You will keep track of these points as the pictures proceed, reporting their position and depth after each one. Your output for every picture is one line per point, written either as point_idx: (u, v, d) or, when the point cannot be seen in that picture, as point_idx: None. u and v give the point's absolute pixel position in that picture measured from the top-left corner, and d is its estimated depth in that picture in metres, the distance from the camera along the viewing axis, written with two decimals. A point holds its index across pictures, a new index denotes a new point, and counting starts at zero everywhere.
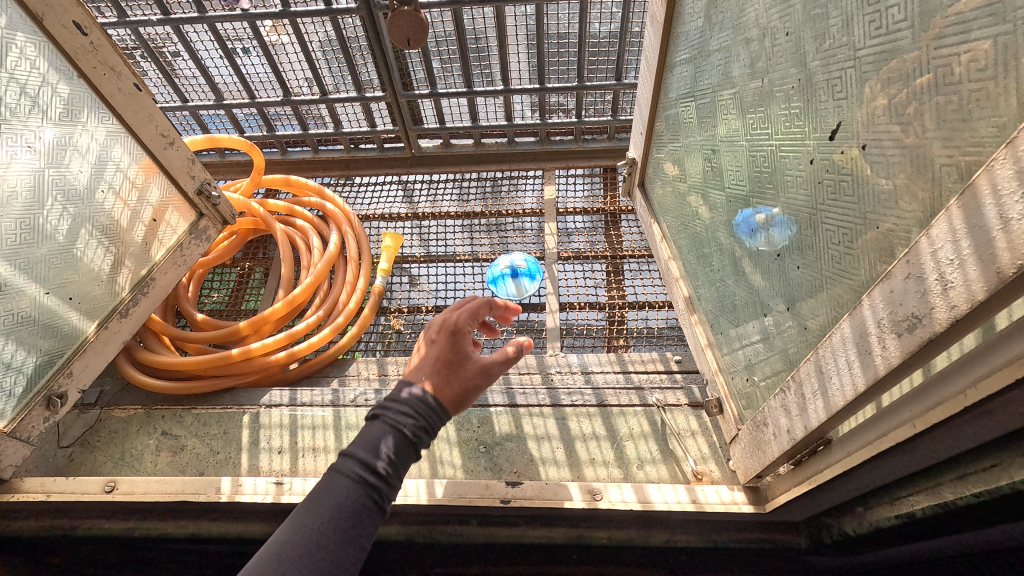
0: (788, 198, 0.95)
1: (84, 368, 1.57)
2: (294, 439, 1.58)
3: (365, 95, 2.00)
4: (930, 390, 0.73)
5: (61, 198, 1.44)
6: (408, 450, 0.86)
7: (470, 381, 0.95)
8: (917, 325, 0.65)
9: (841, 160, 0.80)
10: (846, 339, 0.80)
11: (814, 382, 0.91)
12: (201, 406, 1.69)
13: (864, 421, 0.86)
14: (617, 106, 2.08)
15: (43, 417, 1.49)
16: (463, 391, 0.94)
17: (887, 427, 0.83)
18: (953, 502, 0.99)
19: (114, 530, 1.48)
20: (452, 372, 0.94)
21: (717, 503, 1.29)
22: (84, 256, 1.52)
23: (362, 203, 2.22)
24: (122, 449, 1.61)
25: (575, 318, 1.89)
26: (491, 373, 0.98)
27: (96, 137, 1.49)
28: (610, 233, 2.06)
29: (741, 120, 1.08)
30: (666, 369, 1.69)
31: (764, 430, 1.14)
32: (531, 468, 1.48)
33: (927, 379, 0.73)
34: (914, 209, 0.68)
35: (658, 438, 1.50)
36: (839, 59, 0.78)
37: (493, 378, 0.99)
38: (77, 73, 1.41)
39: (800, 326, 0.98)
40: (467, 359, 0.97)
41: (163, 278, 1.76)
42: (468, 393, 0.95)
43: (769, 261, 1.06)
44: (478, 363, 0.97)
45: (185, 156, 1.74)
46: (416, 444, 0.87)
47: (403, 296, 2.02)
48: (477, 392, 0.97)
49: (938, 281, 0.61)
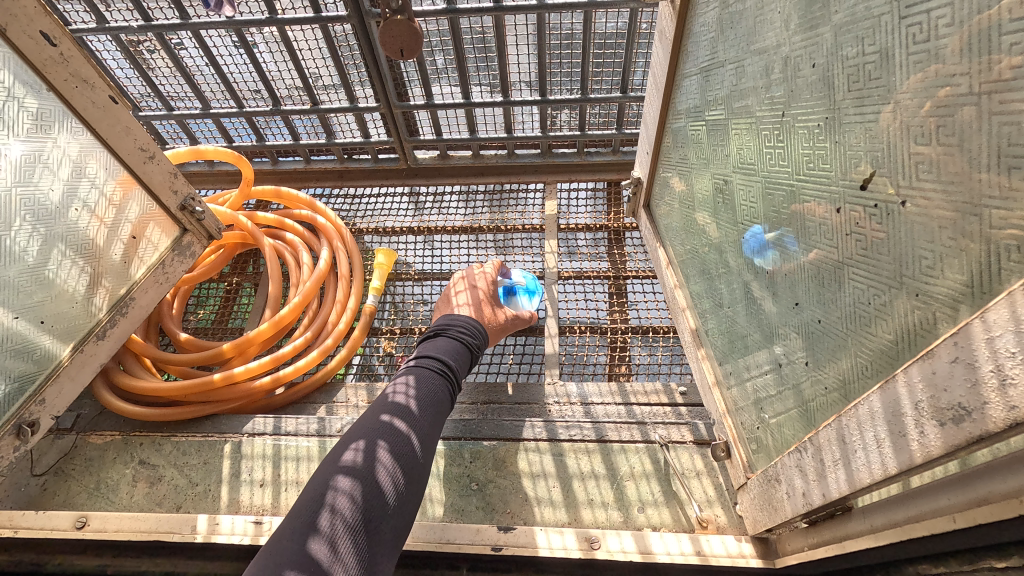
0: (809, 244, 0.86)
1: (58, 394, 1.50)
2: (277, 472, 1.51)
3: (358, 105, 1.91)
4: (972, 481, 0.64)
5: (31, 218, 1.36)
6: (441, 375, 1.17)
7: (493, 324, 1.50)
8: (965, 418, 0.56)
9: (873, 213, 0.71)
10: (875, 414, 0.71)
11: (834, 451, 0.82)
12: (181, 433, 1.61)
13: (892, 498, 0.77)
14: (623, 119, 1.98)
15: (13, 446, 1.42)
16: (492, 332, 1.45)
17: (920, 510, 0.74)
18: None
19: (85, 566, 1.41)
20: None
21: (722, 556, 1.21)
22: (57, 277, 1.44)
23: (356, 216, 2.13)
24: (98, 479, 1.54)
25: (575, 342, 1.80)
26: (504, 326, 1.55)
27: (69, 152, 1.41)
28: (614, 252, 1.97)
29: (757, 152, 0.99)
30: (670, 402, 1.60)
31: (776, 486, 1.05)
32: (526, 508, 1.39)
33: (971, 469, 0.63)
34: (963, 281, 0.59)
35: (661, 479, 1.41)
36: (874, 99, 0.69)
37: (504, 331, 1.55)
38: (47, 86, 1.33)
39: (819, 384, 0.89)
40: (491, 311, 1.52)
41: (144, 297, 1.69)
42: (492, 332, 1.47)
43: (784, 308, 0.97)
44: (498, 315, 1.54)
45: (167, 170, 1.65)
46: (445, 372, 1.19)
47: (396, 315, 1.94)
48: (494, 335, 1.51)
49: (994, 373, 0.52)
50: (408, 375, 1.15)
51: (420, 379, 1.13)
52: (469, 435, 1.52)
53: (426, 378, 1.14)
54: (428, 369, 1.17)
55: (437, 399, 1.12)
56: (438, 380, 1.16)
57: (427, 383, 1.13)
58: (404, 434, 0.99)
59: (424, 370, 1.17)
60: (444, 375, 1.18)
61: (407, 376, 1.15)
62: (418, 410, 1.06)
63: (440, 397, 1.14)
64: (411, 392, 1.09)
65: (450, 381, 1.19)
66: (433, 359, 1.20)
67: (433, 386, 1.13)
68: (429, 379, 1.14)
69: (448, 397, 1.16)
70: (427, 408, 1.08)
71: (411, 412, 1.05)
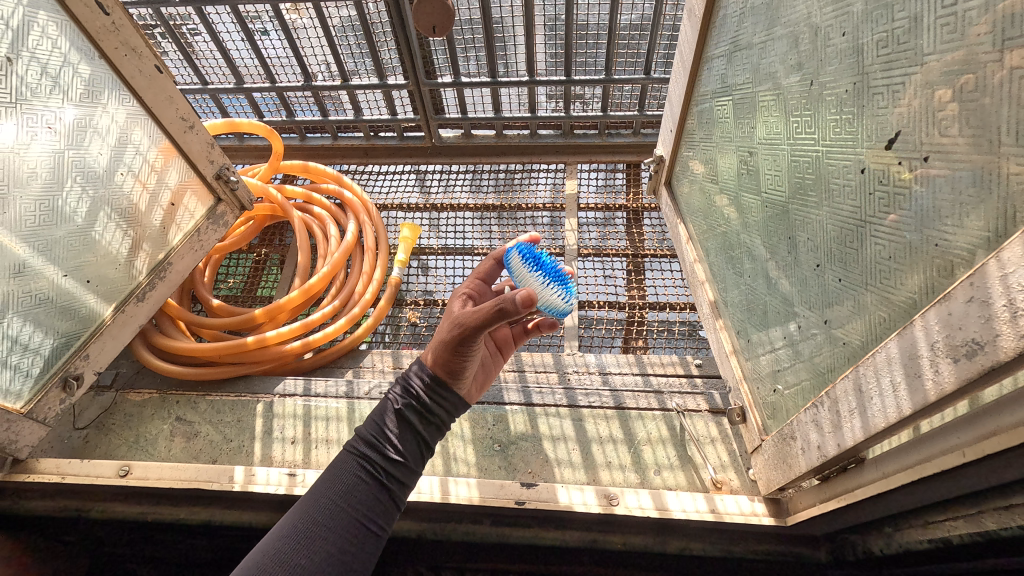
0: (833, 207, 0.91)
1: (101, 351, 1.57)
2: (307, 430, 1.57)
3: (387, 82, 1.96)
4: (989, 416, 0.69)
5: (80, 180, 1.43)
6: (416, 420, 1.00)
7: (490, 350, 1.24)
8: (977, 352, 0.61)
9: (897, 170, 0.76)
10: (892, 360, 0.76)
11: (851, 401, 0.87)
12: (215, 393, 1.68)
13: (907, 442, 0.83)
14: (645, 101, 2.02)
15: (59, 398, 1.49)
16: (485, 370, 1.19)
17: (932, 452, 0.79)
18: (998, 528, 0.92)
19: (127, 512, 1.50)
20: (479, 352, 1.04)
21: (736, 514, 1.27)
22: (102, 239, 1.51)
23: (380, 192, 2.19)
24: (136, 433, 1.61)
25: (594, 316, 1.86)
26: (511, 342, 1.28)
27: (117, 119, 1.47)
28: (632, 231, 2.02)
29: (783, 123, 1.04)
30: (686, 373, 1.66)
31: (791, 443, 1.10)
32: (546, 469, 1.46)
33: (994, 400, 0.68)
34: (982, 228, 0.65)
35: (677, 444, 1.47)
36: (902, 63, 0.74)
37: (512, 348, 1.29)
38: (99, 53, 1.39)
39: (837, 342, 0.94)
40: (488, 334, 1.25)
41: (180, 263, 1.75)
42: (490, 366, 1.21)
43: (805, 272, 1.02)
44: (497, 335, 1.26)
45: (205, 141, 1.70)
46: (423, 416, 1.02)
47: (420, 288, 1.99)
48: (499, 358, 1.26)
49: (1006, 307, 0.57)
50: (376, 420, 1.00)
51: (387, 430, 0.98)
52: (492, 400, 1.59)
53: (388, 432, 0.98)
54: (401, 414, 1.01)
55: (412, 454, 0.99)
56: (405, 431, 1.00)
57: (398, 437, 0.98)
58: (353, 518, 0.89)
59: (396, 417, 1.00)
60: (423, 420, 1.01)
61: (373, 425, 0.99)
62: (388, 476, 0.95)
63: (416, 450, 1.00)
64: (368, 454, 0.96)
65: (416, 427, 1.01)
66: (405, 403, 1.01)
67: (404, 440, 0.98)
68: (400, 427, 0.99)
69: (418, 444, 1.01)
70: (400, 469, 0.97)
71: (377, 480, 0.94)
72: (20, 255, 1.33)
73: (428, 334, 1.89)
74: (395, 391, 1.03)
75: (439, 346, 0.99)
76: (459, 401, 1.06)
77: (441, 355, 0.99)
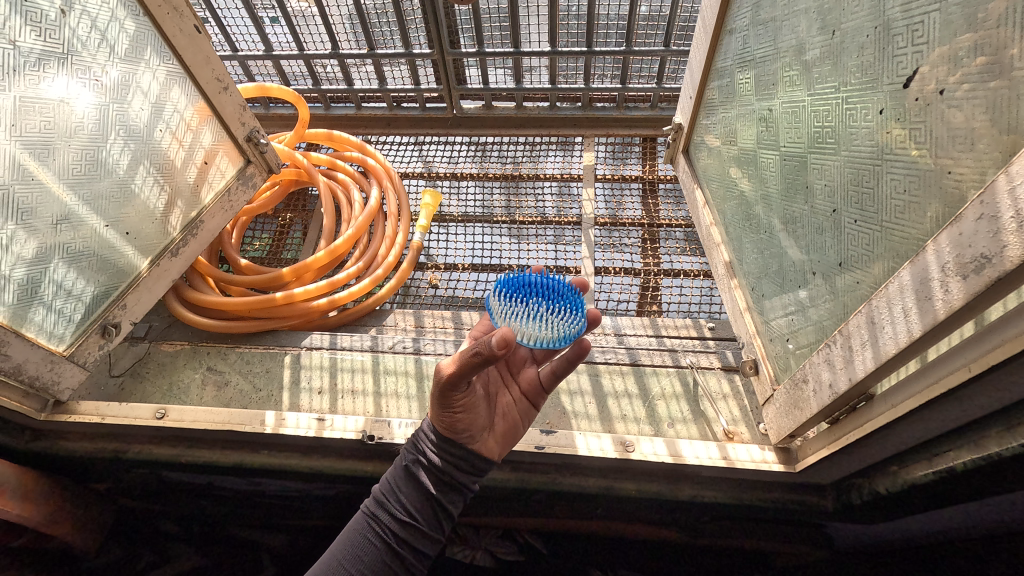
0: (850, 150, 0.96)
1: (137, 301, 1.62)
2: (334, 381, 1.64)
3: (413, 52, 2.02)
4: (1006, 325, 0.75)
5: (123, 134, 1.49)
6: (423, 479, 1.08)
7: (517, 395, 1.24)
8: (985, 265, 0.67)
9: (914, 107, 0.81)
10: (904, 287, 0.81)
11: (863, 334, 0.92)
12: (244, 345, 1.75)
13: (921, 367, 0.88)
14: (664, 73, 2.07)
15: (98, 344, 1.54)
16: (510, 416, 1.20)
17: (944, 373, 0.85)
18: (999, 455, 0.98)
19: (164, 455, 1.60)
20: (477, 405, 1.08)
21: (747, 460, 1.33)
22: (140, 193, 1.57)
23: (402, 161, 2.24)
24: (169, 381, 1.68)
25: (610, 282, 1.92)
26: (542, 386, 1.25)
27: (157, 76, 1.53)
28: (648, 201, 2.08)
29: (803, 76, 1.09)
30: (699, 335, 1.71)
31: (802, 387, 1.15)
32: (564, 419, 1.52)
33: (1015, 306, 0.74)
34: (992, 149, 0.70)
35: (690, 400, 1.52)
36: (921, 2, 0.79)
37: (545, 393, 1.27)
38: (143, 11, 1.45)
39: (851, 282, 0.99)
40: (514, 377, 1.25)
41: (211, 222, 1.79)
42: (516, 412, 1.21)
43: (821, 219, 1.07)
44: (523, 378, 1.26)
45: (237, 102, 1.76)
46: (432, 476, 1.09)
47: (440, 253, 2.05)
48: (531, 403, 1.25)
49: (1015, 218, 0.63)
50: (391, 480, 1.11)
51: (397, 490, 1.09)
52: None
53: (398, 495, 1.08)
54: (410, 473, 1.10)
55: (422, 514, 1.07)
56: (416, 493, 1.09)
57: (406, 497, 1.08)
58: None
59: (407, 478, 1.10)
60: (432, 478, 1.09)
61: (387, 486, 1.11)
62: (398, 536, 1.05)
63: (427, 509, 1.08)
64: (380, 516, 1.07)
65: (427, 488, 1.09)
66: (415, 464, 1.10)
67: (411, 500, 1.08)
68: (409, 487, 1.09)
69: (430, 503, 1.08)
70: (410, 528, 1.06)
71: (388, 540, 1.05)
72: (66, 202, 1.40)
73: (448, 296, 1.95)
74: (408, 451, 1.13)
75: (432, 407, 1.06)
76: (471, 456, 1.10)
77: (436, 415, 1.06)
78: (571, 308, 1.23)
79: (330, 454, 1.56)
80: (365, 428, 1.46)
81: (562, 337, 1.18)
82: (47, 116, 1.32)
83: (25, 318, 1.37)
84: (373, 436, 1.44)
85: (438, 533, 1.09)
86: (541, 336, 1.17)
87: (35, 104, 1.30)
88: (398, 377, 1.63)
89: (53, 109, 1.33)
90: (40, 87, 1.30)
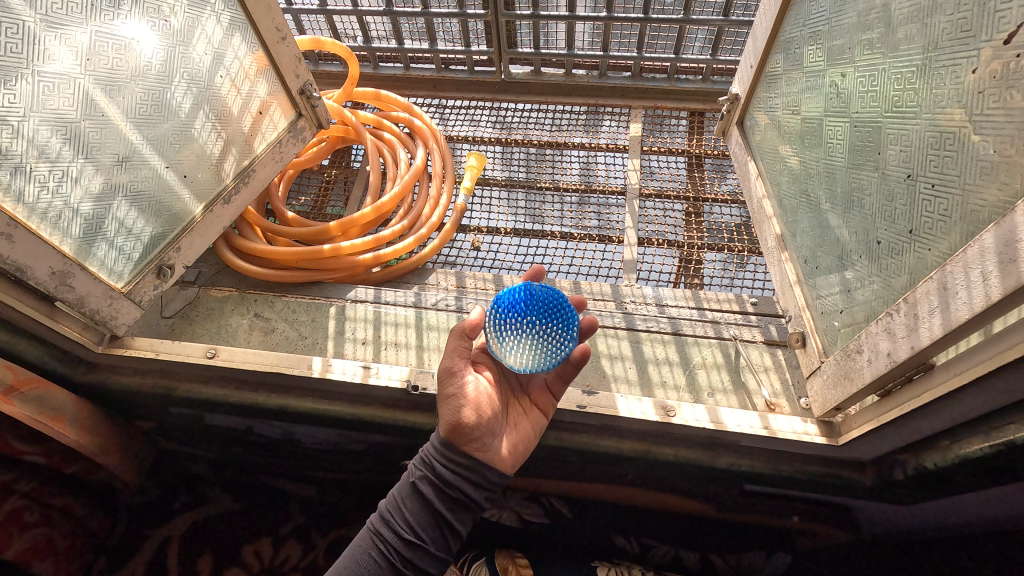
0: (933, 113, 0.96)
1: (191, 245, 1.56)
2: (378, 333, 1.67)
3: (466, 11, 2.04)
4: None
5: (187, 79, 1.44)
6: (431, 496, 1.10)
7: (528, 406, 1.30)
8: None
9: (1014, 62, 0.82)
10: (986, 251, 0.81)
11: (932, 300, 0.91)
12: (290, 294, 1.79)
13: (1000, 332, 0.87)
14: (719, 44, 2.05)
15: (153, 285, 1.49)
16: (521, 428, 1.25)
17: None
18: None
19: (212, 393, 1.64)
20: (485, 408, 1.16)
21: (789, 431, 1.33)
22: (199, 137, 1.51)
23: (449, 126, 2.24)
24: (218, 325, 1.72)
25: (651, 252, 1.90)
26: (550, 391, 1.32)
27: (221, 22, 1.48)
28: (693, 174, 2.06)
29: (886, 37, 1.08)
30: (741, 310, 1.69)
31: (855, 357, 1.12)
32: (603, 382, 1.53)
33: None
34: None
35: (731, 370, 1.53)
36: None
37: (554, 398, 1.33)
38: None
39: (919, 249, 0.99)
40: (523, 391, 1.32)
41: (262, 172, 1.73)
42: (527, 423, 1.26)
43: (892, 185, 1.06)
44: (532, 389, 1.32)
45: (294, 54, 1.69)
46: (437, 493, 1.11)
47: (481, 216, 2.07)
48: (542, 412, 1.31)
49: None
50: (396, 495, 1.13)
51: (403, 507, 1.11)
52: None
53: (401, 511, 1.10)
54: (417, 490, 1.12)
55: (426, 530, 1.09)
56: (419, 510, 1.10)
57: (413, 514, 1.09)
58: None
59: (412, 494, 1.12)
60: (440, 497, 1.11)
61: (391, 502, 1.12)
62: (402, 554, 1.06)
63: (433, 528, 1.10)
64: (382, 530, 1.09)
65: (430, 506, 1.11)
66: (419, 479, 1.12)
67: (416, 515, 1.09)
68: (413, 504, 1.11)
69: (433, 519, 1.10)
70: (414, 547, 1.07)
71: (391, 558, 1.06)
72: (130, 141, 1.35)
73: (489, 259, 1.96)
74: (415, 464, 1.15)
75: (445, 408, 1.14)
76: (477, 466, 1.13)
77: (448, 416, 1.13)
78: (561, 329, 1.20)
79: (372, 403, 1.60)
80: (410, 378, 1.49)
81: (544, 359, 1.18)
82: (118, 55, 1.28)
83: (87, 251, 1.33)
84: (417, 386, 1.47)
85: (442, 554, 1.10)
86: (526, 358, 1.17)
87: (108, 42, 1.26)
88: (440, 333, 1.66)
89: (124, 48, 1.29)
90: (114, 24, 1.26)
